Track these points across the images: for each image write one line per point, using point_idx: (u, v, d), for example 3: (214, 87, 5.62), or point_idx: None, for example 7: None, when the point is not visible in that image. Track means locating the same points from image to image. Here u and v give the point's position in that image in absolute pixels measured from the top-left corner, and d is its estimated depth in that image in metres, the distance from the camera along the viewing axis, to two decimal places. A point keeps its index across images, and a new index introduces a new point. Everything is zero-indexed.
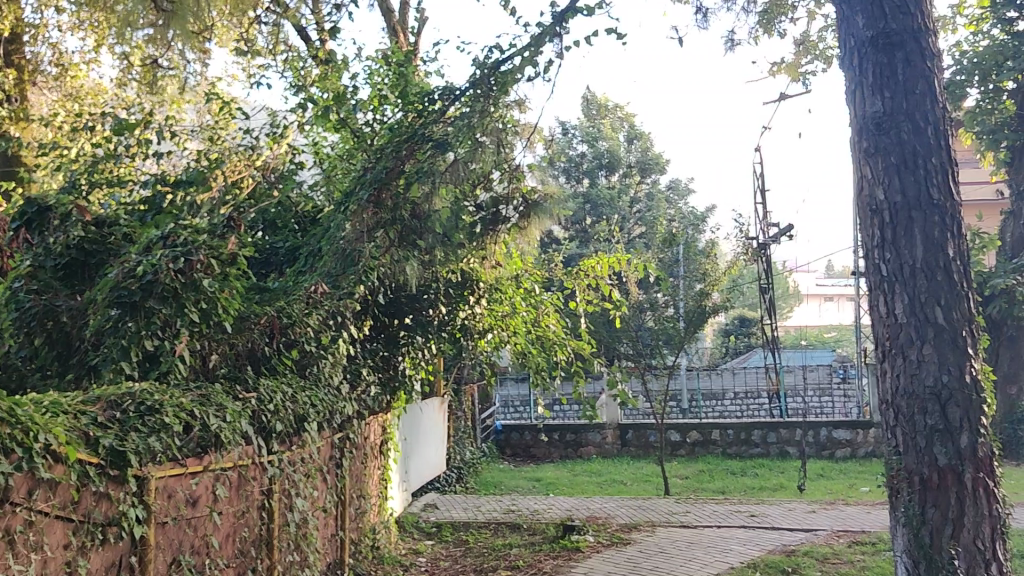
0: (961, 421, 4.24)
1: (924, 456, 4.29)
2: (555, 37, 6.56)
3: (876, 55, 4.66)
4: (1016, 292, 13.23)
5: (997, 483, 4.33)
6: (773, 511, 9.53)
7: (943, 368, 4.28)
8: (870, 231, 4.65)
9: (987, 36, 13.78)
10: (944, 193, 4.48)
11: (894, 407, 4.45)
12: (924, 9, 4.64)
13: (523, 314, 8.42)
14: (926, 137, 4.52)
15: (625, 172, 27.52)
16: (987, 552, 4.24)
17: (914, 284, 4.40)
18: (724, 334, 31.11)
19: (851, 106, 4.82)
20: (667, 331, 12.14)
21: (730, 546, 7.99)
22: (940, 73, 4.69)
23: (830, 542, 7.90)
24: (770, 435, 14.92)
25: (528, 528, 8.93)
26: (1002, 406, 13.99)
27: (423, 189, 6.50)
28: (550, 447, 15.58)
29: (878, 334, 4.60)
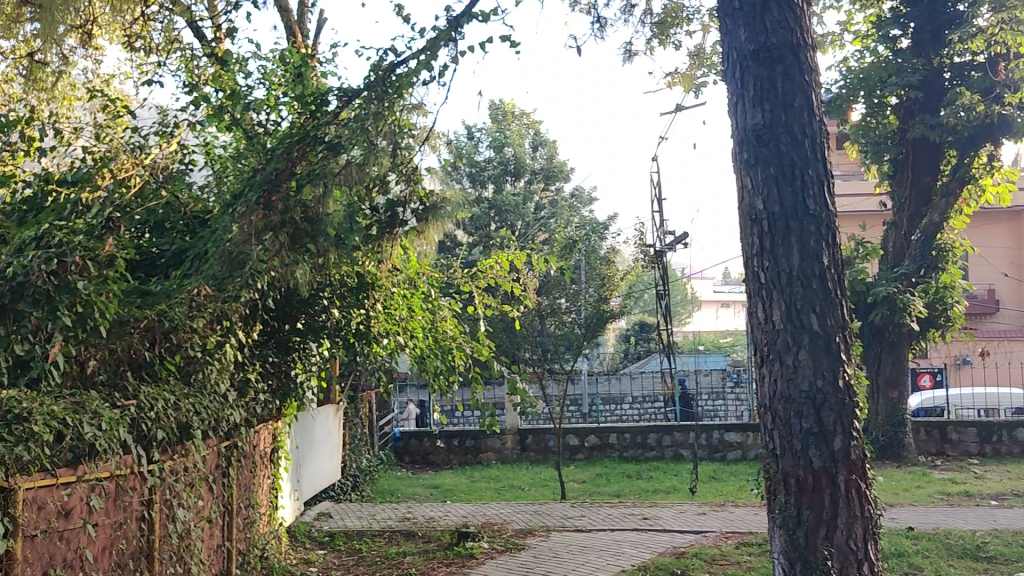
0: (834, 424, 4.37)
1: (800, 459, 4.40)
2: (450, 42, 6.55)
3: (757, 68, 4.79)
4: (897, 300, 13.70)
5: (869, 485, 4.46)
6: (664, 514, 9.64)
7: (818, 373, 4.42)
8: (750, 240, 4.76)
9: (872, 53, 14.31)
10: (821, 204, 4.63)
11: (771, 411, 4.57)
12: (803, 24, 4.79)
13: (421, 318, 8.22)
14: (804, 149, 4.66)
15: (529, 178, 27.66)
16: (860, 552, 4.35)
17: (790, 291, 4.54)
18: (624, 339, 31.58)
19: (733, 118, 4.93)
20: (567, 335, 12.21)
21: (622, 549, 8.06)
22: (818, 87, 4.85)
23: (719, 543, 8.04)
24: (664, 438, 15.17)
25: (422, 535, 8.85)
26: (884, 410, 14.46)
27: (316, 190, 6.32)
28: (449, 454, 15.50)
29: (756, 340, 4.71)
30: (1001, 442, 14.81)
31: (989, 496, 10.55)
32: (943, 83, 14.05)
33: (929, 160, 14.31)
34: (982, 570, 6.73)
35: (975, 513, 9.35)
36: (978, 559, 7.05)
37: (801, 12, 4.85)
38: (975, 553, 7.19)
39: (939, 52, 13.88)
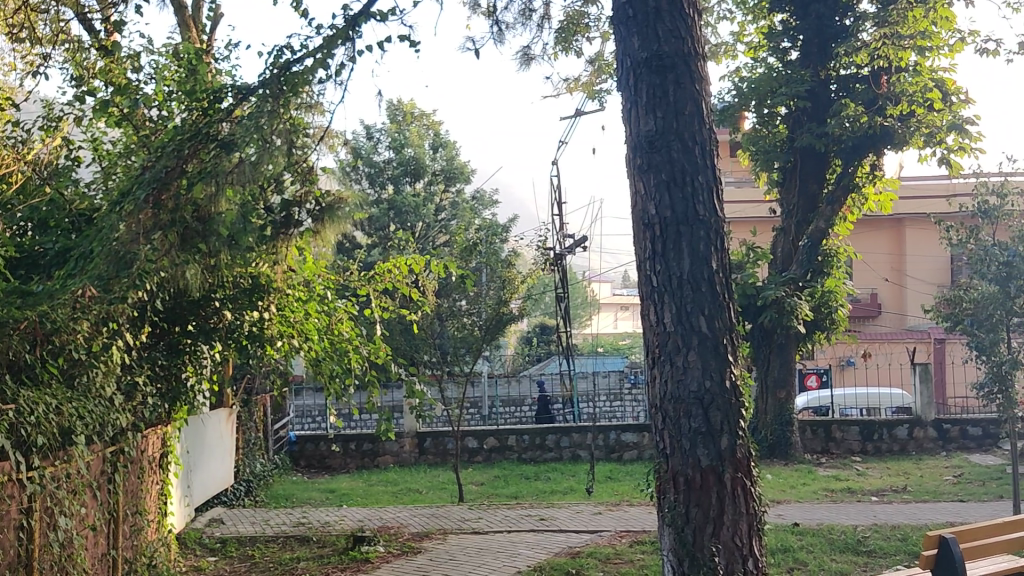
0: (721, 424, 4.52)
1: (688, 458, 4.53)
2: (347, 41, 6.51)
3: (650, 76, 4.91)
4: (785, 303, 14.10)
5: (754, 484, 4.60)
6: (560, 515, 9.74)
7: (706, 374, 4.55)
8: (642, 244, 4.87)
9: (764, 64, 14.78)
10: (710, 210, 4.77)
11: (661, 411, 4.68)
12: (694, 35, 4.92)
13: (316, 321, 8.10)
14: (694, 156, 4.80)
15: (429, 179, 27.61)
16: (745, 548, 4.48)
17: (681, 294, 4.66)
18: (525, 342, 31.81)
19: (627, 124, 5.04)
20: (466, 339, 12.12)
21: (518, 550, 8.11)
22: (708, 95, 4.99)
23: (613, 542, 8.17)
24: (562, 439, 15.34)
25: (317, 540, 8.73)
26: (772, 409, 14.92)
27: (207, 190, 6.19)
28: (346, 458, 15.33)
29: (648, 342, 4.82)
30: (881, 440, 15.46)
31: (870, 492, 10.99)
32: (829, 95, 14.55)
33: (816, 169, 14.83)
34: (862, 563, 7.02)
35: (856, 509, 9.72)
36: (858, 553, 7.34)
37: (693, 22, 4.98)
38: (856, 547, 7.48)
39: (825, 65, 14.43)
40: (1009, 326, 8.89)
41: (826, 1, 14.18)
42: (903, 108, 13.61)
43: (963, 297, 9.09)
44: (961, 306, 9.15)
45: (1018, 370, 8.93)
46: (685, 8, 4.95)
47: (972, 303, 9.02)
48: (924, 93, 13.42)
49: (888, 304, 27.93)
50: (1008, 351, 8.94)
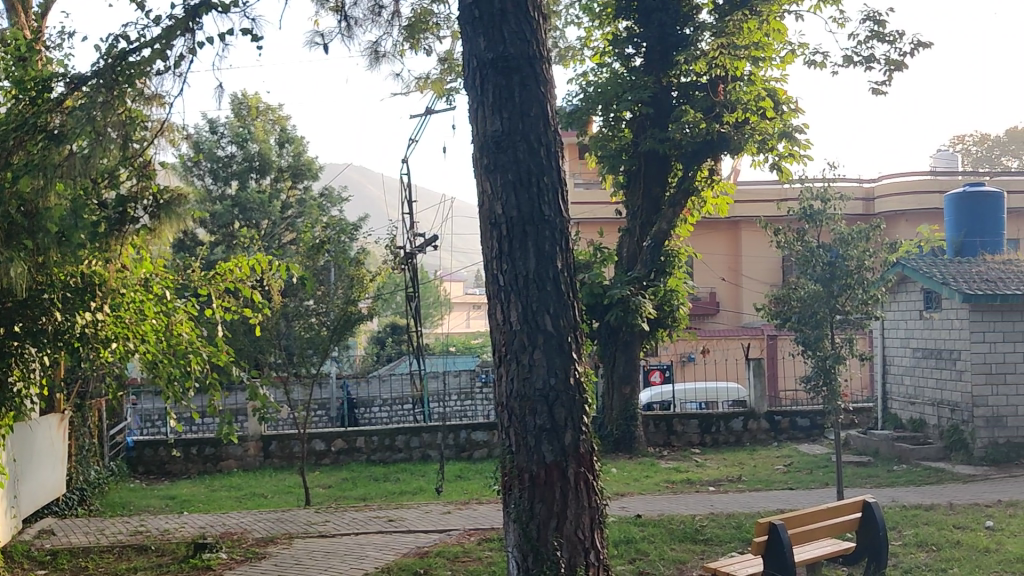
0: (564, 420, 4.74)
1: (533, 455, 4.73)
2: (187, 32, 6.34)
3: (495, 77, 5.04)
4: (631, 301, 14.54)
5: (596, 478, 4.84)
6: (409, 514, 9.73)
7: (551, 372, 4.75)
8: (489, 243, 5.01)
9: (609, 69, 15.20)
10: (555, 210, 4.97)
11: (507, 409, 4.85)
12: (539, 38, 5.09)
13: (153, 322, 7.58)
14: (539, 157, 4.98)
15: (276, 176, 27.02)
16: (587, 541, 4.73)
17: (527, 294, 4.83)
18: (376, 342, 31.53)
19: (473, 124, 5.16)
20: (313, 339, 11.80)
21: (365, 552, 8.04)
22: (552, 97, 5.17)
23: (461, 540, 8.19)
24: (412, 440, 15.27)
25: (155, 549, 8.39)
26: (618, 405, 15.31)
27: (34, 182, 5.92)
28: (187, 463, 14.79)
29: (495, 341, 4.97)
30: (719, 432, 16.11)
31: (708, 483, 11.45)
32: (671, 101, 15.03)
33: (659, 172, 15.31)
34: (699, 551, 7.30)
35: (695, 500, 10.10)
36: (696, 542, 7.63)
37: (537, 25, 5.15)
38: (694, 536, 7.78)
39: (667, 71, 14.85)
40: (832, 323, 9.47)
41: (667, 10, 14.63)
42: (739, 116, 14.21)
43: (791, 295, 9.58)
44: (789, 303, 9.65)
45: (840, 363, 9.53)
46: (529, 11, 5.11)
47: (799, 300, 9.52)
48: (758, 102, 14.24)
49: (726, 302, 29.11)
50: (831, 346, 9.52)
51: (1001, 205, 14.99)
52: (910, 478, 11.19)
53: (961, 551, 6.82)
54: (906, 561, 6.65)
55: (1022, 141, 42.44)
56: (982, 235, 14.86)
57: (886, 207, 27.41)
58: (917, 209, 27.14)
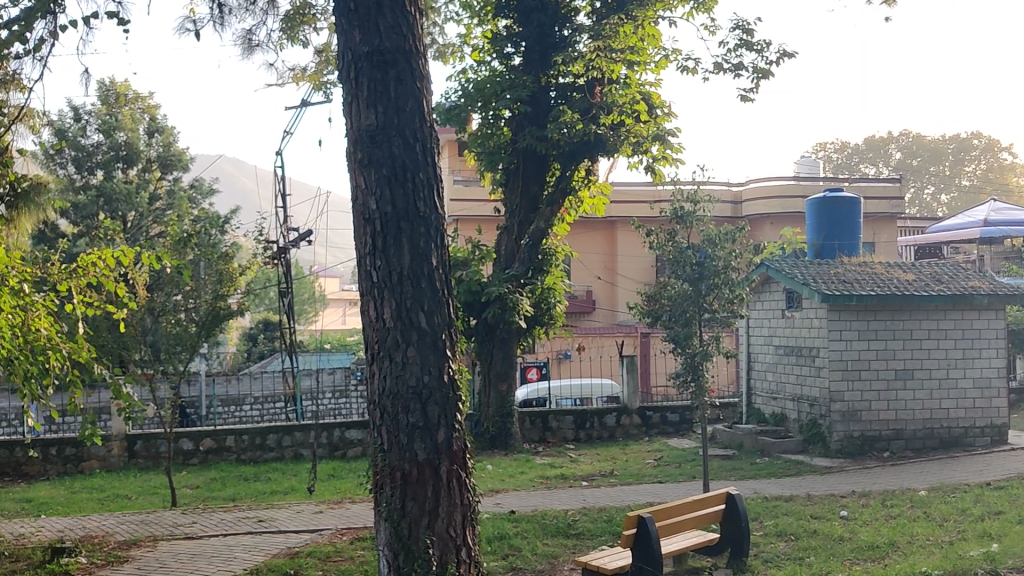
0: (438, 418, 4.94)
1: (406, 453, 4.91)
2: (49, 15, 6.28)
3: (371, 70, 5.14)
4: (508, 299, 14.59)
5: (468, 475, 5.08)
6: (280, 514, 9.55)
7: (424, 369, 4.94)
8: (362, 239, 5.13)
9: (488, 67, 15.24)
10: (430, 207, 5.14)
11: (379, 407, 5.01)
12: (414, 34, 5.22)
13: (7, 316, 7.15)
14: (414, 152, 5.12)
15: (144, 166, 26.08)
16: (458, 539, 4.97)
17: (401, 291, 4.99)
18: (248, 339, 30.82)
19: (347, 117, 5.25)
20: (179, 336, 11.36)
21: (234, 553, 7.85)
22: (427, 93, 5.31)
23: (333, 540, 8.09)
24: (284, 439, 14.98)
25: (9, 555, 7.96)
26: (494, 402, 15.35)
27: None
28: (45, 464, 14.12)
29: (367, 338, 5.10)
30: (593, 428, 16.39)
31: (580, 478, 11.64)
32: (548, 101, 15.15)
33: (536, 171, 15.40)
34: (570, 545, 7.42)
35: (568, 495, 10.25)
36: (567, 536, 7.74)
37: (413, 20, 5.27)
38: (566, 530, 7.88)
39: (546, 71, 14.97)
40: (700, 322, 9.76)
41: (546, 11, 14.78)
42: (615, 118, 14.56)
43: (662, 293, 9.82)
44: (660, 302, 9.88)
45: (707, 360, 9.82)
46: (406, 6, 5.22)
47: (669, 299, 9.77)
48: (633, 105, 14.52)
49: (602, 301, 29.62)
50: (699, 343, 9.80)
51: (858, 210, 15.71)
52: (772, 470, 11.65)
53: (817, 539, 7.13)
54: (767, 550, 6.91)
55: (878, 150, 44.69)
56: (840, 239, 15.58)
57: (753, 210, 28.40)
58: (781, 212, 28.20)
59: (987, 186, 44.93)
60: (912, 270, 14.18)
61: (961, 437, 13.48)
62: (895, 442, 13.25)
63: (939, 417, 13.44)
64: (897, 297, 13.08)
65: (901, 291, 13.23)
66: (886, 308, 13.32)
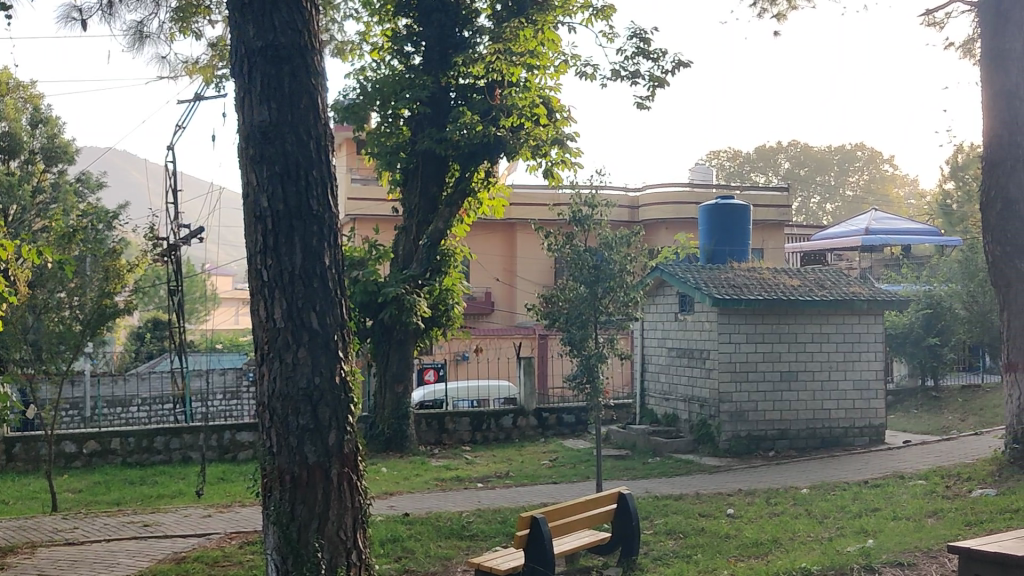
0: (329, 420, 4.99)
1: (295, 456, 4.95)
2: None
3: (265, 65, 5.14)
4: (405, 300, 14.54)
5: (359, 477, 5.16)
6: (166, 519, 9.29)
7: (315, 370, 4.99)
8: (253, 237, 5.13)
9: (387, 66, 15.14)
10: (323, 205, 5.17)
11: (269, 409, 5.02)
12: (309, 30, 5.23)
13: None
14: (307, 150, 5.15)
15: (26, 158, 25.00)
16: (348, 541, 5.05)
17: (292, 290, 5.02)
18: (136, 338, 29.89)
19: (239, 112, 5.23)
20: (63, 334, 10.83)
21: (117, 559, 7.61)
22: (322, 91, 5.34)
23: (222, 544, 7.92)
24: (172, 441, 14.59)
25: None
26: (390, 404, 15.24)
27: None
28: None
29: (257, 338, 5.11)
30: (489, 429, 16.44)
31: (475, 479, 11.67)
32: (448, 102, 15.13)
33: (435, 171, 15.33)
34: (464, 547, 7.44)
35: (461, 497, 10.26)
36: (461, 538, 7.75)
37: (309, 16, 5.28)
38: (459, 532, 7.89)
39: (445, 72, 14.95)
40: (597, 323, 9.91)
41: (446, 11, 14.80)
42: (514, 120, 14.60)
43: (559, 295, 9.93)
44: (557, 303, 9.98)
45: (602, 361, 9.97)
46: (301, 1, 5.23)
47: (566, 301, 9.88)
48: (532, 108, 14.76)
49: (500, 302, 29.76)
50: (595, 345, 9.94)
51: (748, 217, 16.16)
52: (663, 470, 11.90)
53: (705, 537, 7.31)
54: (656, 548, 7.05)
55: (767, 159, 46.02)
56: (731, 244, 16.01)
57: (650, 214, 28.95)
58: (676, 218, 28.81)
59: (869, 196, 46.89)
60: (797, 276, 14.70)
61: (841, 436, 14.00)
62: (780, 441, 13.70)
63: (822, 417, 13.94)
64: (784, 301, 13.53)
65: (787, 296, 13.69)
66: (773, 311, 13.75)
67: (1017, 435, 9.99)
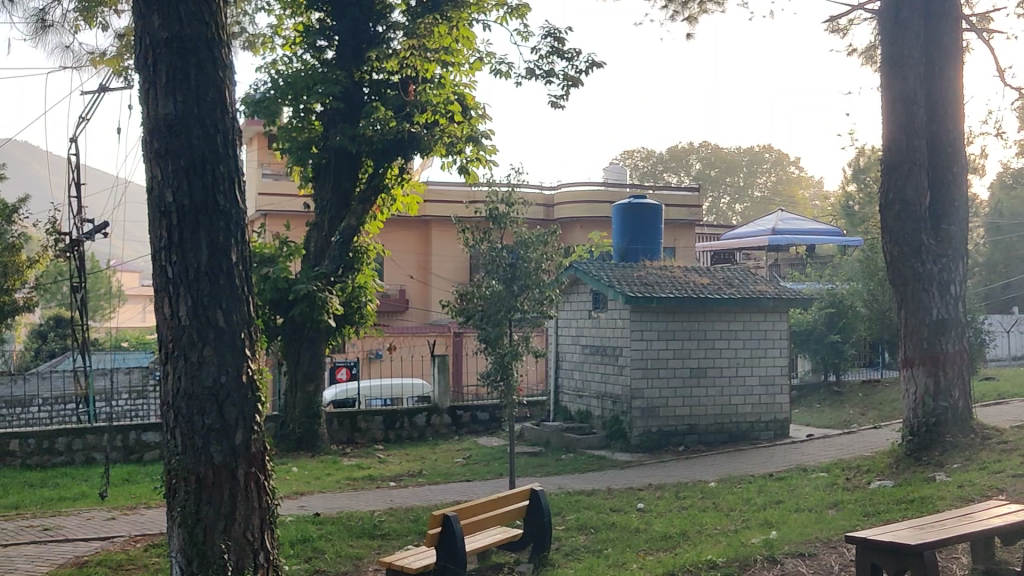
0: (236, 419, 4.97)
1: (201, 456, 4.92)
2: None
3: (170, 57, 5.07)
4: (316, 298, 14.35)
5: (267, 477, 5.14)
6: (68, 522, 9.01)
7: (221, 369, 4.96)
8: (157, 232, 5.07)
9: (300, 60, 14.93)
10: (230, 200, 5.14)
11: (173, 409, 4.98)
12: (216, 22, 5.17)
13: None
14: (214, 144, 5.11)
15: None
16: (256, 542, 5.04)
17: (198, 287, 4.97)
18: (37, 337, 28.90)
19: (144, 104, 5.15)
20: None
21: (13, 565, 7.35)
22: (230, 84, 5.28)
23: (127, 547, 7.72)
24: (75, 442, 14.17)
25: None
26: (301, 402, 15.04)
27: None
28: None
29: (161, 336, 5.05)
30: (402, 427, 16.36)
31: (388, 478, 11.61)
32: (362, 96, 14.99)
33: (347, 167, 15.17)
34: (377, 546, 7.40)
35: (374, 496, 10.20)
36: (373, 537, 7.70)
37: (216, 6, 5.22)
38: (371, 531, 7.84)
39: (359, 67, 14.83)
40: (512, 321, 9.95)
41: (360, 6, 14.67)
42: (429, 116, 14.74)
43: (475, 293, 9.93)
44: (472, 301, 9.98)
45: (516, 359, 10.02)
46: None
47: (482, 299, 9.90)
48: (446, 104, 14.90)
49: (415, 300, 29.63)
50: (510, 343, 9.99)
51: (660, 216, 16.42)
52: (575, 466, 12.02)
53: (616, 532, 7.41)
54: (568, 544, 7.11)
55: (680, 160, 46.79)
56: (643, 243, 16.24)
57: (565, 213, 29.21)
58: (591, 217, 29.10)
59: (777, 198, 48.30)
60: (707, 274, 14.98)
61: (748, 431, 14.34)
62: (689, 436, 13.96)
63: (729, 412, 14.25)
64: (694, 299, 13.79)
65: (696, 294, 13.96)
66: (684, 309, 14.00)
67: (914, 429, 10.37)
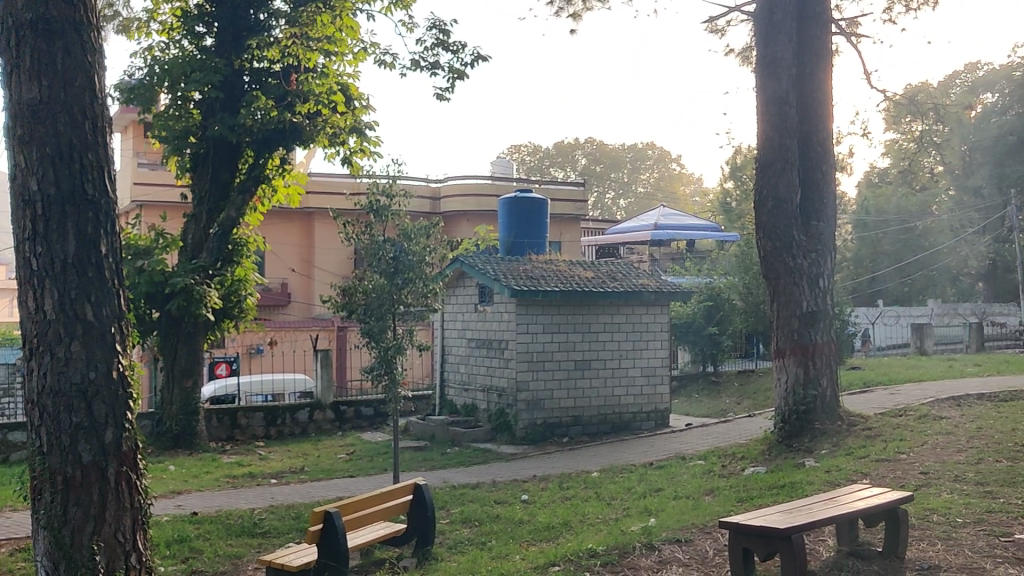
0: (105, 417, 4.84)
1: (68, 455, 4.77)
2: None
3: (34, 39, 4.89)
4: (194, 291, 13.97)
5: (139, 476, 5.02)
6: None
7: (90, 365, 4.82)
8: (21, 223, 4.90)
9: (177, 46, 14.49)
10: (99, 189, 5.00)
11: (38, 407, 4.81)
12: (85, 4, 5.00)
13: None
14: (82, 131, 4.95)
15: None
16: (127, 543, 4.90)
17: (64, 280, 4.82)
18: None
19: (7, 88, 4.95)
20: None
21: None
22: (99, 69, 5.12)
23: None
24: None
25: None
26: (178, 399, 14.62)
27: None
28: None
29: (25, 331, 4.88)
30: (284, 423, 16.09)
31: (269, 475, 11.40)
32: (242, 85, 14.66)
33: (227, 157, 14.83)
34: (256, 544, 7.27)
35: (254, 493, 10.01)
36: (252, 536, 7.56)
37: None
38: (251, 529, 7.69)
39: (239, 55, 14.48)
40: (395, 315, 9.90)
41: None
42: (311, 107, 14.48)
43: (357, 287, 9.82)
44: (354, 295, 9.86)
45: (400, 353, 9.97)
46: None
47: (364, 293, 9.80)
48: (329, 95, 14.61)
49: (297, 294, 29.17)
50: (393, 336, 9.94)
51: (546, 210, 16.58)
52: (460, 459, 12.04)
53: (499, 524, 7.46)
54: (451, 537, 7.13)
55: (566, 155, 47.31)
56: (529, 237, 16.37)
57: (450, 206, 29.20)
58: (477, 210, 29.16)
59: (659, 194, 49.48)
60: (591, 268, 15.19)
61: (630, 421, 14.65)
62: (573, 427, 14.16)
63: (611, 403, 14.52)
64: (578, 292, 13.98)
65: (580, 287, 14.16)
66: (569, 302, 14.19)
67: (785, 417, 10.77)
